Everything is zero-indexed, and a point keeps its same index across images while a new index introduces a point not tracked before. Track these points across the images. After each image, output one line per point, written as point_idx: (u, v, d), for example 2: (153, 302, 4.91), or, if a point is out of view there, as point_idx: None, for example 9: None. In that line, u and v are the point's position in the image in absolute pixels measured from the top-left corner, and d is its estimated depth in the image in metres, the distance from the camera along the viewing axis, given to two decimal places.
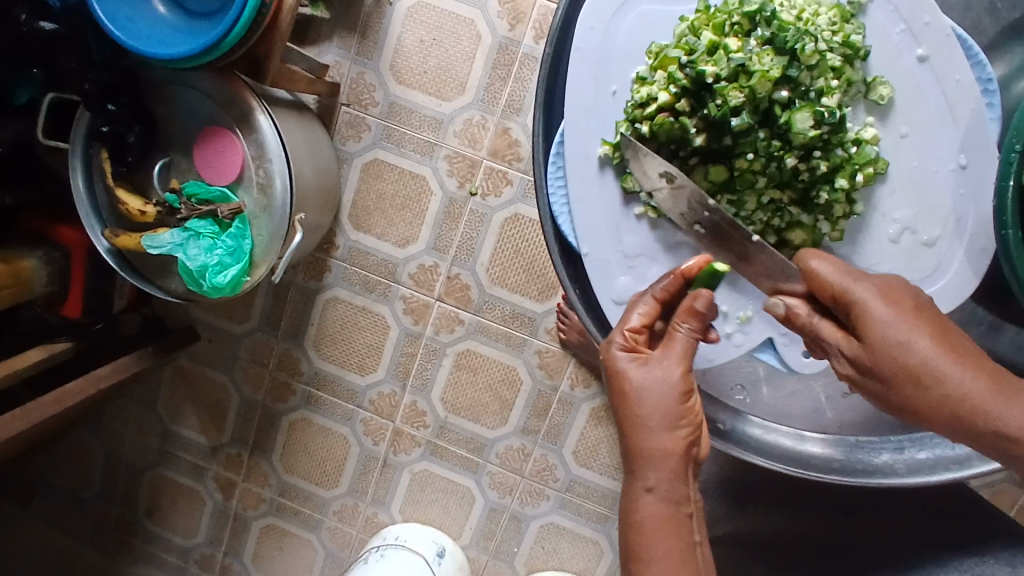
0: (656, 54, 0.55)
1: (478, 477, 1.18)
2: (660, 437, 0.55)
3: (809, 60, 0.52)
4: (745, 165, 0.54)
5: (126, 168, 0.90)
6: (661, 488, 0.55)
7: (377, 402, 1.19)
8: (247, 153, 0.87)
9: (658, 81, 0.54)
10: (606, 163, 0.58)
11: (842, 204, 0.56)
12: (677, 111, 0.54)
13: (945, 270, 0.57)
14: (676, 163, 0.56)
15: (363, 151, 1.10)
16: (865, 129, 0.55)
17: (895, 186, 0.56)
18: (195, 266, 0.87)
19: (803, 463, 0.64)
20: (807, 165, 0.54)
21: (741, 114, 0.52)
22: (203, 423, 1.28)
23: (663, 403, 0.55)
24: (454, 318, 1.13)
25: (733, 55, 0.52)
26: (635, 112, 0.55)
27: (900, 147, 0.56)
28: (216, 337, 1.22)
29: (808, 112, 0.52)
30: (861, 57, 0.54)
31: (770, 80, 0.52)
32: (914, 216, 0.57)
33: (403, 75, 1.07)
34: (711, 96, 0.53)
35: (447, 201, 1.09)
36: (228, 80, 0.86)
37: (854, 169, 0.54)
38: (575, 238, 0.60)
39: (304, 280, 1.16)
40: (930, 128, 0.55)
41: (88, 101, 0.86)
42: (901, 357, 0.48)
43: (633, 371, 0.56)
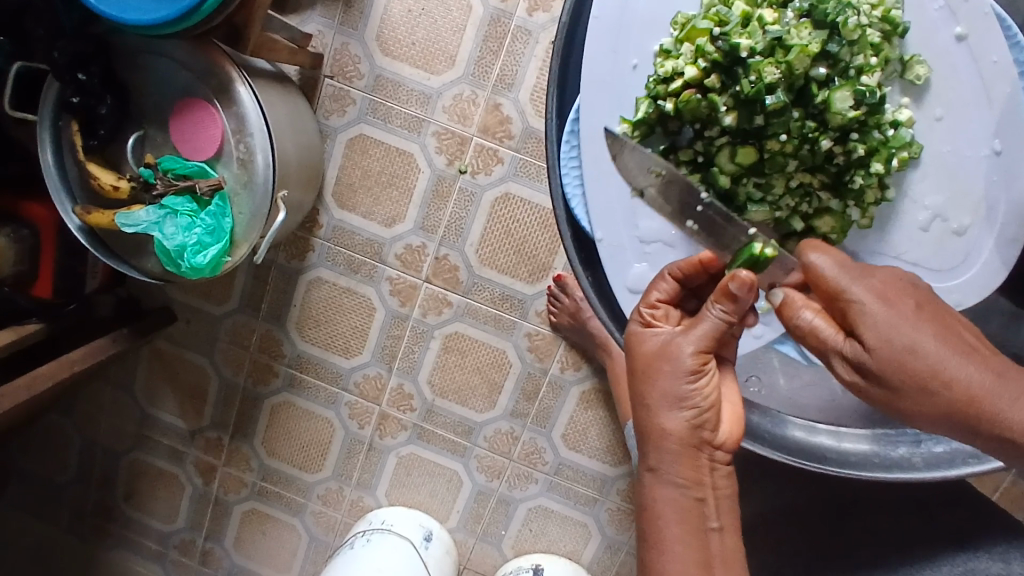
0: (681, 25, 0.51)
1: (466, 460, 1.17)
2: (664, 417, 0.52)
3: (851, 35, 0.48)
4: (777, 147, 0.50)
5: (98, 142, 0.85)
6: (671, 474, 0.54)
7: (362, 385, 1.16)
8: (227, 127, 0.83)
9: (683, 55, 0.50)
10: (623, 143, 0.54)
11: (874, 189, 0.53)
12: (705, 88, 0.50)
13: (975, 260, 0.54)
14: (701, 146, 0.52)
15: (347, 127, 1.06)
16: (900, 111, 0.51)
17: (927, 172, 0.53)
18: (172, 246, 0.83)
19: (817, 458, 0.63)
20: (843, 148, 0.51)
21: (776, 91, 0.48)
22: (182, 406, 1.24)
23: (669, 380, 0.52)
24: (442, 300, 1.10)
25: (769, 27, 0.48)
26: (658, 87, 0.51)
27: (934, 131, 0.53)
28: (194, 318, 1.18)
29: (849, 91, 0.48)
30: (899, 34, 0.50)
31: (809, 55, 0.48)
32: (945, 203, 0.54)
33: (389, 46, 1.02)
34: (744, 72, 0.49)
35: (435, 179, 1.06)
36: (204, 49, 0.81)
37: (891, 153, 0.51)
38: (588, 224, 0.57)
39: (286, 260, 1.12)
40: (966, 109, 0.52)
41: (57, 71, 0.80)
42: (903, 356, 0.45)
43: (640, 348, 0.53)
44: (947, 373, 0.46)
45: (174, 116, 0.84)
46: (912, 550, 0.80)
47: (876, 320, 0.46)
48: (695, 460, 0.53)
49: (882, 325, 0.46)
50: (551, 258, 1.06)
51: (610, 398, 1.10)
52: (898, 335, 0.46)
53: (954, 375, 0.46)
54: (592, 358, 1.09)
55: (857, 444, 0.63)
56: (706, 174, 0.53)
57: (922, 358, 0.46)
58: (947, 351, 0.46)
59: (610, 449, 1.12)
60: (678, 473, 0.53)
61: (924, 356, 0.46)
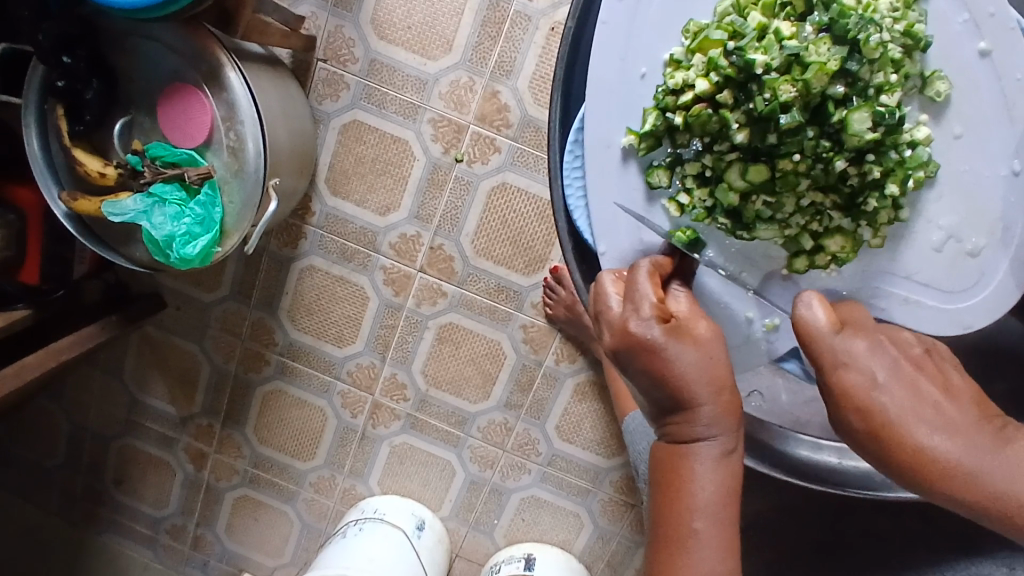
0: (693, 34, 0.48)
1: (459, 451, 1.17)
2: (711, 421, 0.46)
3: (872, 53, 0.45)
4: (790, 166, 0.48)
5: (84, 127, 0.83)
6: (707, 491, 0.48)
7: (356, 374, 1.15)
8: (217, 114, 0.80)
9: (695, 66, 0.48)
10: (630, 154, 0.51)
11: (887, 210, 0.50)
12: (717, 103, 0.48)
13: (988, 283, 0.50)
14: (710, 159, 0.50)
15: (341, 112, 1.03)
16: (918, 129, 0.48)
17: (943, 191, 0.50)
18: (160, 236, 0.81)
19: (815, 476, 0.61)
20: (857, 169, 0.48)
21: (792, 110, 0.46)
22: (173, 393, 1.22)
23: (709, 373, 0.46)
24: (436, 290, 1.09)
25: (786, 42, 0.45)
26: (667, 99, 0.48)
27: (952, 150, 0.49)
28: (185, 304, 1.16)
29: (867, 112, 0.45)
30: (921, 49, 0.47)
31: (827, 74, 0.45)
32: (959, 223, 0.50)
33: (384, 29, 0.99)
34: (758, 88, 0.46)
35: (431, 167, 1.03)
36: (194, 32, 0.78)
37: (907, 174, 0.48)
38: (591, 237, 0.53)
39: (278, 248, 1.10)
40: (986, 127, 0.48)
41: (41, 54, 0.77)
42: (883, 429, 0.41)
43: (673, 339, 0.45)
44: (944, 452, 0.41)
45: (162, 102, 0.81)
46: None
47: (854, 389, 0.42)
48: (733, 469, 0.48)
49: (861, 395, 0.42)
50: (548, 249, 1.05)
51: (604, 390, 1.10)
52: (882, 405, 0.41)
53: (952, 454, 0.40)
54: (587, 351, 1.09)
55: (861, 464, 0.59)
56: (715, 189, 0.51)
57: (908, 433, 0.41)
58: (942, 424, 0.41)
59: (604, 441, 1.12)
60: (715, 488, 0.48)
61: (910, 431, 0.41)
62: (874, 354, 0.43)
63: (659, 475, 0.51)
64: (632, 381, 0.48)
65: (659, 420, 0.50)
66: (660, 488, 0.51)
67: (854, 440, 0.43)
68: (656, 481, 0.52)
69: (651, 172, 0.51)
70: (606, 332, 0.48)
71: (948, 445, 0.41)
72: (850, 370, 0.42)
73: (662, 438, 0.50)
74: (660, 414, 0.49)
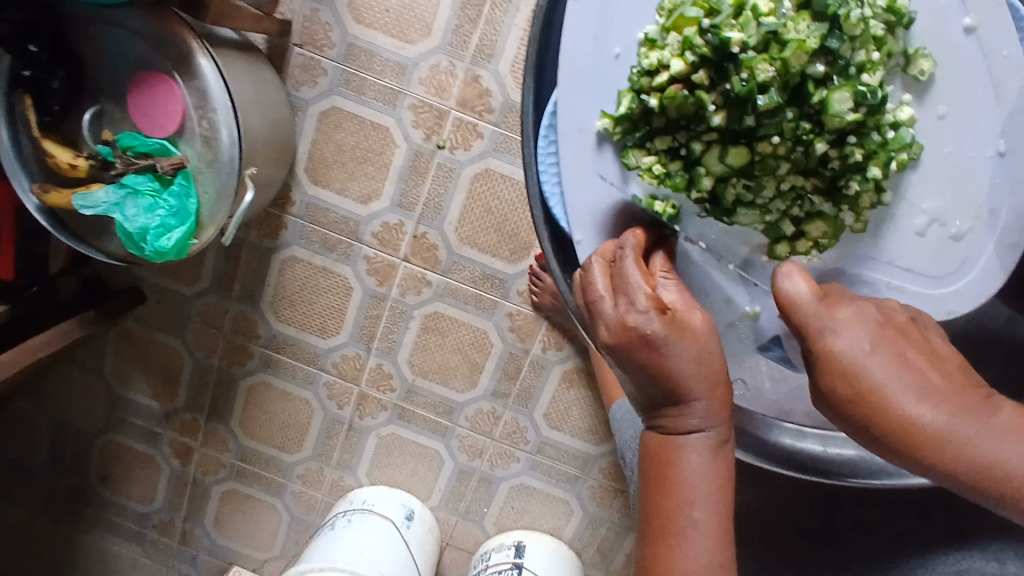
0: (669, 12, 0.46)
1: (448, 440, 1.16)
2: (706, 418, 0.47)
3: (853, 30, 0.44)
4: (768, 150, 0.46)
5: (52, 118, 0.81)
6: (703, 482, 0.49)
7: (341, 366, 1.14)
8: (189, 102, 0.78)
9: (670, 45, 0.46)
10: (604, 138, 0.50)
11: (870, 194, 0.48)
12: (693, 83, 0.46)
13: (973, 266, 0.50)
14: (684, 138, 0.49)
15: (318, 99, 1.01)
16: (901, 109, 0.47)
17: (927, 174, 0.49)
18: (134, 228, 0.79)
19: (804, 467, 0.61)
20: (839, 152, 0.47)
21: (769, 91, 0.44)
22: (155, 388, 1.21)
23: (705, 364, 0.46)
24: (421, 280, 1.08)
25: (763, 19, 0.44)
26: (641, 81, 0.47)
27: (936, 131, 0.48)
28: (165, 298, 1.14)
29: (848, 92, 0.44)
30: (903, 26, 0.46)
31: (807, 52, 0.43)
32: (944, 207, 0.49)
33: (361, 13, 0.97)
34: (734, 67, 0.45)
35: (412, 154, 1.02)
36: (162, 18, 0.76)
37: (889, 156, 0.47)
38: (566, 224, 0.52)
39: (258, 239, 1.08)
40: (971, 107, 0.47)
41: (4, 41, 0.75)
42: (872, 398, 0.39)
43: (673, 333, 0.45)
44: (921, 416, 0.39)
45: (133, 90, 0.79)
46: (904, 544, 0.78)
47: (840, 353, 0.40)
48: (726, 458, 0.49)
49: (845, 360, 0.40)
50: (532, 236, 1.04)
51: (592, 376, 1.09)
52: (868, 374, 0.40)
53: (927, 418, 0.39)
54: (575, 338, 1.08)
55: (845, 452, 0.59)
56: (691, 171, 0.49)
57: (896, 404, 0.39)
58: (922, 389, 0.39)
59: (592, 428, 1.11)
60: (711, 478, 0.49)
61: (898, 402, 0.39)
62: (850, 324, 0.41)
63: (651, 468, 0.51)
64: (626, 374, 0.48)
65: (651, 411, 0.49)
66: (652, 478, 0.51)
67: (837, 416, 0.42)
68: (648, 473, 0.52)
69: (627, 154, 0.50)
70: (602, 329, 0.47)
71: (936, 416, 0.39)
72: (834, 334, 0.41)
73: (654, 429, 0.50)
74: (653, 407, 0.49)
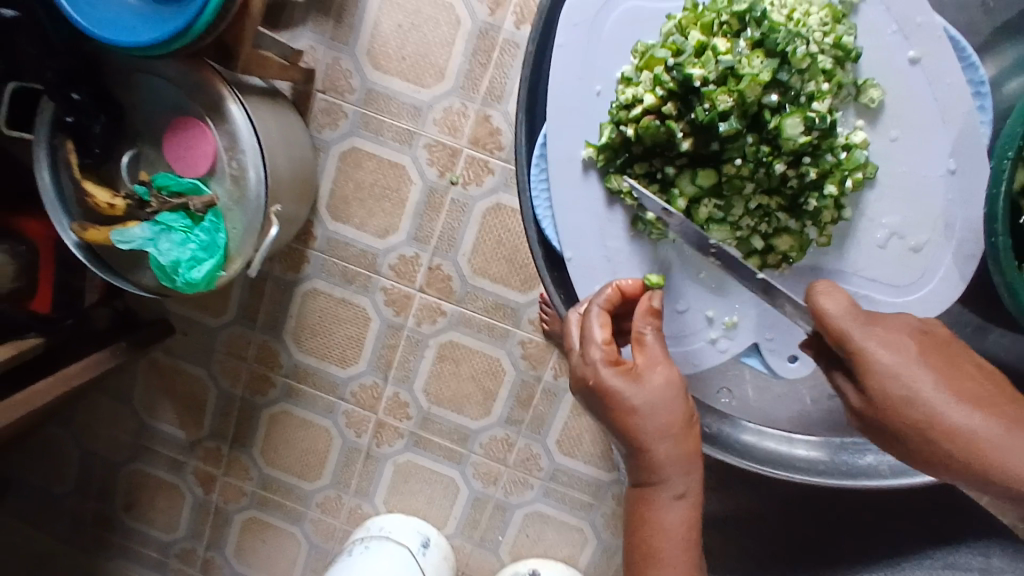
0: (642, 53, 0.54)
1: (462, 467, 1.18)
2: (661, 451, 0.56)
3: (800, 64, 0.52)
4: (733, 170, 0.54)
5: (92, 160, 0.88)
6: (666, 507, 0.57)
7: (359, 394, 1.18)
8: (219, 144, 0.85)
9: (644, 82, 0.54)
10: (590, 166, 0.57)
11: (830, 209, 0.56)
12: (664, 114, 0.53)
13: (933, 274, 0.58)
14: (660, 164, 0.56)
15: (339, 140, 1.07)
16: (854, 134, 0.55)
17: (884, 191, 0.57)
18: (167, 262, 0.85)
19: (757, 456, 0.64)
20: (796, 171, 0.55)
21: (729, 118, 0.52)
22: (181, 417, 1.25)
23: (659, 417, 0.55)
24: (436, 310, 1.12)
25: (721, 57, 0.52)
26: (620, 113, 0.54)
27: (890, 151, 0.57)
28: (192, 330, 1.20)
29: (799, 118, 0.52)
30: (851, 60, 0.54)
31: (760, 84, 0.51)
32: (902, 222, 0.57)
33: (380, 60, 1.04)
34: (699, 100, 0.53)
35: (427, 191, 1.07)
36: (197, 68, 0.82)
37: (843, 174, 0.55)
38: (559, 242, 0.59)
39: (281, 272, 1.14)
40: (920, 130, 0.56)
41: (50, 90, 0.81)
42: (918, 403, 0.49)
43: (621, 381, 0.55)
44: (960, 421, 0.49)
45: (168, 135, 0.86)
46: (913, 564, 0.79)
47: (882, 364, 0.50)
48: (689, 487, 0.57)
49: (886, 369, 0.50)
50: None
51: None
52: (909, 382, 0.49)
53: (964, 424, 0.48)
54: None
55: (825, 455, 0.64)
56: (667, 191, 0.57)
57: (938, 410, 0.49)
58: (956, 397, 0.49)
59: (604, 454, 1.13)
60: (674, 503, 0.57)
61: (933, 407, 0.49)
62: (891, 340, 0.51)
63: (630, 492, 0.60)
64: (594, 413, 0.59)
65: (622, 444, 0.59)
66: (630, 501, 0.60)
67: (877, 422, 0.52)
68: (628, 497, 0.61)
69: (610, 178, 0.57)
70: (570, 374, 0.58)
71: (966, 420, 0.49)
72: (879, 349, 0.50)
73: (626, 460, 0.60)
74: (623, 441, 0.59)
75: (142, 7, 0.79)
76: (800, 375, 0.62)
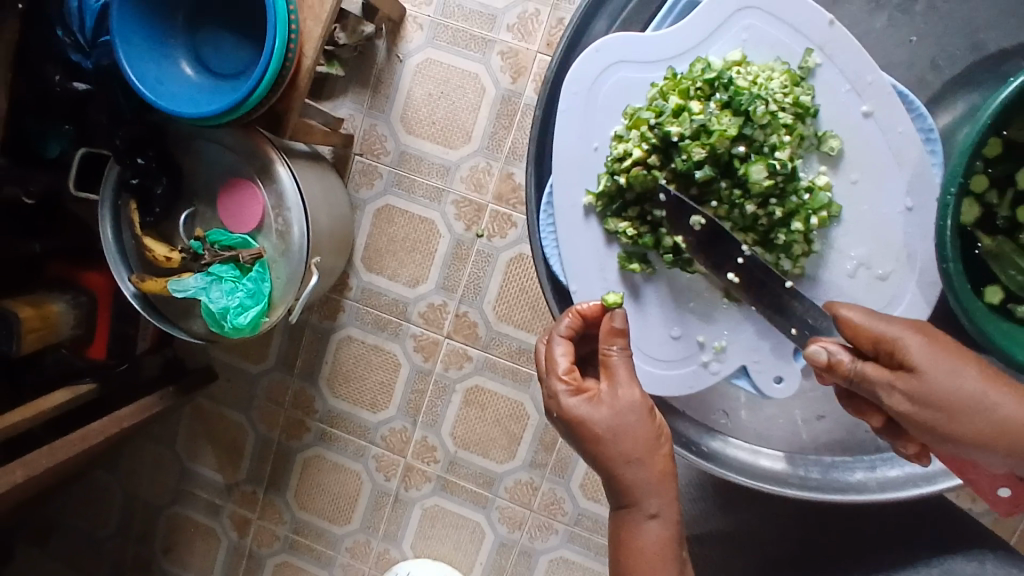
0: (630, 116, 0.63)
1: (488, 511, 1.21)
2: (625, 467, 0.62)
3: (762, 120, 0.60)
4: (711, 212, 0.63)
5: (153, 219, 0.98)
6: (640, 521, 0.63)
7: (389, 438, 1.22)
8: (268, 203, 0.94)
9: (632, 139, 0.63)
10: (591, 211, 0.66)
11: (800, 243, 0.63)
12: (649, 165, 0.62)
13: (899, 302, 0.64)
14: (649, 208, 0.64)
15: (374, 198, 1.16)
16: (817, 177, 0.63)
17: (849, 228, 0.64)
18: (217, 308, 0.93)
19: (752, 472, 0.72)
20: (766, 211, 0.63)
21: (704, 167, 0.61)
22: (220, 461, 1.31)
23: (620, 439, 0.61)
24: (462, 355, 1.17)
25: (695, 116, 0.60)
26: (613, 165, 0.63)
27: (853, 192, 0.64)
28: (234, 376, 1.27)
29: (762, 165, 0.60)
30: (811, 115, 0.62)
31: (728, 138, 0.60)
32: (868, 254, 0.64)
33: (412, 125, 1.14)
34: (677, 152, 0.61)
35: (455, 243, 1.15)
36: (250, 135, 0.93)
37: (809, 213, 0.62)
38: (565, 277, 0.68)
39: (318, 321, 1.22)
40: (877, 173, 0.63)
41: (119, 155, 0.94)
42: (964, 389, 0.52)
43: (582, 403, 0.62)
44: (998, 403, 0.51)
45: (222, 195, 0.96)
46: None
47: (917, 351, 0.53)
48: (661, 499, 0.62)
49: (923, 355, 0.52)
50: None
51: None
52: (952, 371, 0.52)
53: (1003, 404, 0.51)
54: None
55: (816, 471, 0.71)
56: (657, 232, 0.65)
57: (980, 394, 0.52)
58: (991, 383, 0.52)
59: None
60: (647, 517, 0.62)
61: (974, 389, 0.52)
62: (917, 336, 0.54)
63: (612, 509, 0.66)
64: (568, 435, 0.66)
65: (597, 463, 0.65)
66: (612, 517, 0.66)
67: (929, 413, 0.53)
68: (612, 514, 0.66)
69: (608, 221, 0.65)
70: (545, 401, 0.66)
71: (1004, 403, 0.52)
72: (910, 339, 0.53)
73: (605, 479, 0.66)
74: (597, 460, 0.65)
75: (202, 82, 0.92)
76: (785, 395, 0.67)
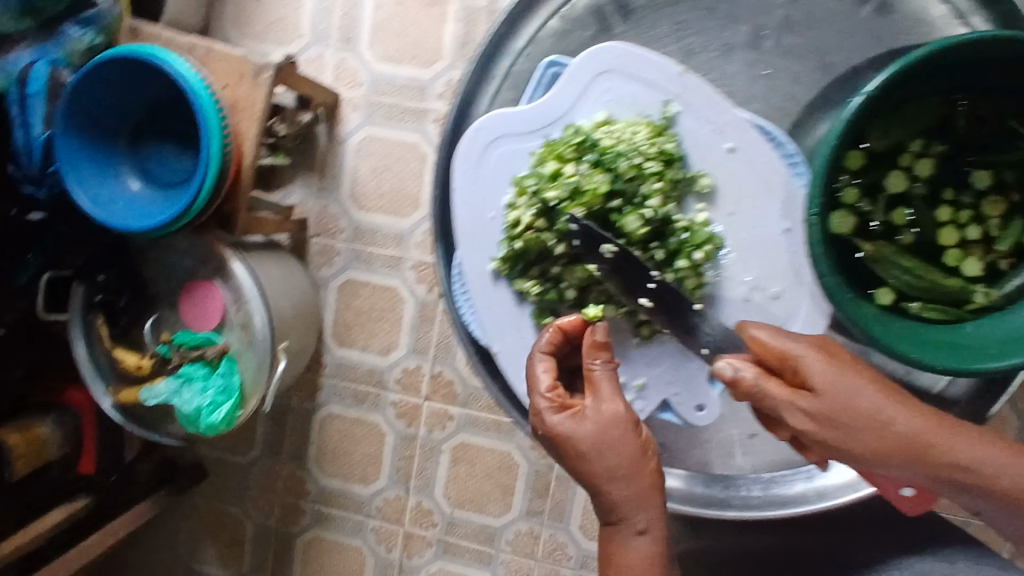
0: (517, 185, 0.70)
1: (494, 568, 1.19)
2: (613, 483, 0.63)
3: (628, 175, 0.67)
4: (602, 262, 0.68)
5: (120, 330, 1.00)
6: (631, 538, 0.63)
7: (385, 509, 1.22)
8: (227, 299, 0.96)
9: (521, 206, 0.69)
10: (499, 275, 0.71)
11: (691, 277, 0.68)
12: (538, 229, 0.68)
13: (797, 316, 0.67)
14: (548, 266, 0.70)
15: (336, 274, 1.19)
16: (697, 215, 0.68)
17: (736, 255, 0.68)
18: (190, 409, 0.95)
19: (698, 500, 0.76)
20: (648, 254, 0.69)
21: (584, 224, 0.67)
22: (222, 557, 1.30)
23: (605, 455, 0.62)
24: (443, 415, 1.18)
25: (568, 180, 0.67)
26: (510, 232, 0.69)
27: (731, 223, 0.68)
28: (223, 469, 1.28)
29: (635, 216, 0.67)
30: (677, 160, 0.68)
31: (598, 196, 0.67)
32: (759, 277, 0.68)
33: (362, 200, 1.17)
34: (558, 214, 0.68)
35: (419, 306, 1.17)
36: (203, 237, 0.96)
37: (692, 249, 0.67)
38: (484, 338, 0.72)
39: (299, 402, 1.23)
40: (749, 203, 0.68)
41: (81, 275, 0.98)
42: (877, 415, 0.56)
43: (566, 419, 0.64)
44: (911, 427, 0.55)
45: (183, 297, 0.98)
46: None
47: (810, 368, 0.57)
48: (651, 514, 0.63)
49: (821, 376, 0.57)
50: None
51: None
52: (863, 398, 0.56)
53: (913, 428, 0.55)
54: None
55: (756, 490, 0.75)
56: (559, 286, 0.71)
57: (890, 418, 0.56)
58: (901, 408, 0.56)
59: None
60: (636, 533, 0.63)
61: (887, 416, 0.55)
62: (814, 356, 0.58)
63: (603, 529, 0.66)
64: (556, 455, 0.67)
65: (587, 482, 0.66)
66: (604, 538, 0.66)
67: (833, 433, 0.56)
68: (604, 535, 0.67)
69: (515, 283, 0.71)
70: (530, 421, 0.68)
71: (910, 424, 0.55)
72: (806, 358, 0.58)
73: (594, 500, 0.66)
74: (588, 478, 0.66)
75: (153, 196, 0.96)
76: (707, 422, 0.70)
